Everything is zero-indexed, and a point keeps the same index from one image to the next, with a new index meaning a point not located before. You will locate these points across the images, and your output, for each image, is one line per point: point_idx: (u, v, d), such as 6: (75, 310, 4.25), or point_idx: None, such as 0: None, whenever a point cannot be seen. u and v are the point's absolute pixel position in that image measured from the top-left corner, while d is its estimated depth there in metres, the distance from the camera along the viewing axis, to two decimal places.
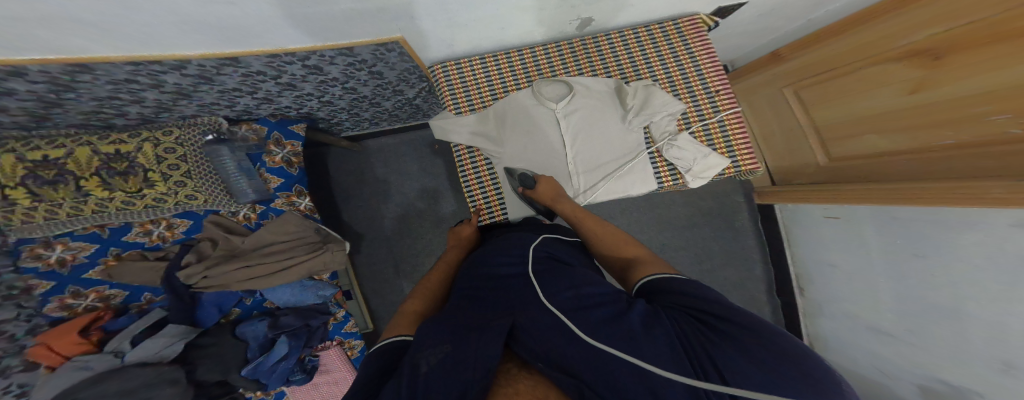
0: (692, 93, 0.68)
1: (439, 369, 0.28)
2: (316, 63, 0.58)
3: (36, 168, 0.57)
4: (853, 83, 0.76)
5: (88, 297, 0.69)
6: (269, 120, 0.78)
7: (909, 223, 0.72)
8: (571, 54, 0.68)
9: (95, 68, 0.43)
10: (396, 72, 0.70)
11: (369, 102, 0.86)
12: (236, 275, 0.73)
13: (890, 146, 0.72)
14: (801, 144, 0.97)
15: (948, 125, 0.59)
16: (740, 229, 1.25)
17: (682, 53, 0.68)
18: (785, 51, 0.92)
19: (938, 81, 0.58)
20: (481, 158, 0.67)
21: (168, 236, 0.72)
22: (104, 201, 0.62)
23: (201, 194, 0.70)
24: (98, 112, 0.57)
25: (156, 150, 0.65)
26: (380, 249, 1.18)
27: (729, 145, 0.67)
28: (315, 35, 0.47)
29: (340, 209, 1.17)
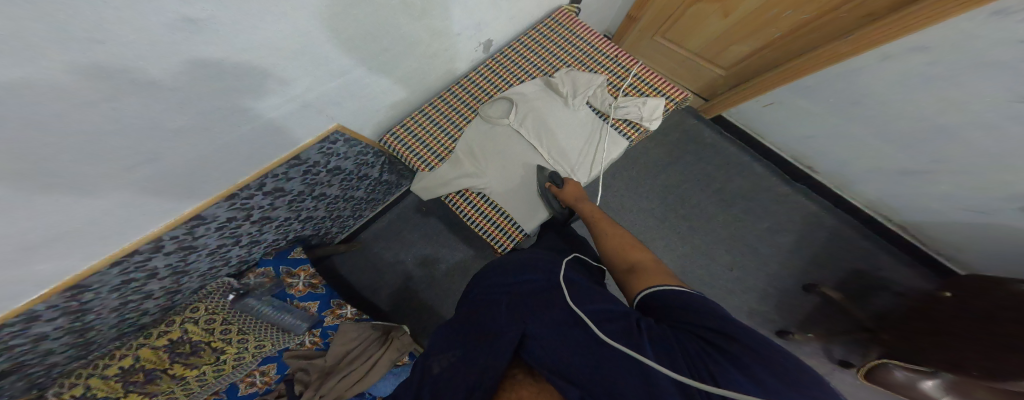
0: (599, 60, 0.76)
1: (445, 373, 0.36)
2: (275, 185, 0.61)
3: (124, 377, 0.58)
4: (693, 21, 1.04)
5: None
6: (269, 259, 0.79)
7: (821, 81, 0.91)
8: (491, 73, 0.74)
9: (91, 283, 0.44)
10: (352, 160, 0.74)
11: (341, 199, 0.89)
12: (344, 383, 0.68)
13: (748, 48, 1.00)
14: (698, 69, 1.21)
15: (771, 25, 0.88)
16: (716, 141, 1.31)
17: (570, 36, 0.78)
18: (634, 13, 1.18)
19: (743, 2, 0.86)
20: (472, 194, 0.68)
21: (268, 380, 0.68)
22: (198, 378, 0.60)
23: (266, 340, 0.68)
24: (128, 317, 0.58)
25: (201, 324, 0.66)
26: (423, 324, 1.14)
27: (654, 88, 0.72)
28: (263, 151, 0.51)
29: (367, 310, 1.14)
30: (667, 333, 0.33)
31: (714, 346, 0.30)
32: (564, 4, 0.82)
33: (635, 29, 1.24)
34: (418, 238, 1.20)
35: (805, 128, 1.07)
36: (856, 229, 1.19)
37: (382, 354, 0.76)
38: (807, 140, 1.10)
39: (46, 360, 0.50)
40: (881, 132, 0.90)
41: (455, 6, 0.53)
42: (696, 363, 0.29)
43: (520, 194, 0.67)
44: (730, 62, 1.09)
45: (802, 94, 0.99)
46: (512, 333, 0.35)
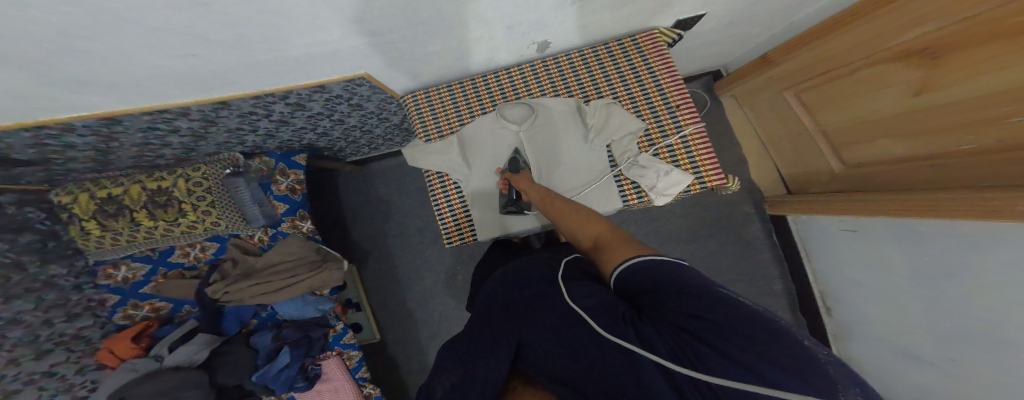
0: (653, 105, 0.66)
1: (451, 391, 0.28)
2: (297, 100, 0.67)
3: (104, 204, 0.78)
4: (853, 86, 0.80)
5: (145, 308, 0.85)
6: (276, 153, 0.91)
7: (935, 239, 0.70)
8: (533, 75, 0.70)
9: (123, 120, 0.58)
10: (374, 102, 0.77)
11: (361, 130, 0.95)
12: (250, 290, 0.80)
13: (907, 150, 0.74)
14: (812, 151, 1.00)
15: (966, 129, 0.60)
16: (752, 241, 1.20)
17: (640, 67, 0.68)
18: (772, 54, 0.98)
19: (939, 83, 0.61)
20: (450, 181, 0.68)
21: (201, 257, 0.86)
22: (152, 229, 0.79)
23: (222, 221, 0.82)
24: (145, 154, 0.75)
25: (187, 185, 0.81)
26: (383, 266, 1.25)
27: (693, 160, 0.63)
28: (287, 76, 0.55)
29: (350, 230, 1.27)
30: (646, 322, 0.28)
31: (690, 325, 0.26)
32: (662, 26, 0.71)
33: (765, 76, 1.04)
34: (419, 193, 1.26)
35: (869, 278, 0.88)
36: None
37: (303, 278, 0.84)
38: (867, 292, 0.90)
39: (65, 165, 0.71)
40: (941, 326, 0.72)
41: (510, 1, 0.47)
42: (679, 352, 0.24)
43: (487, 204, 0.67)
44: (860, 158, 0.87)
45: (901, 239, 0.78)
46: (507, 341, 0.31)
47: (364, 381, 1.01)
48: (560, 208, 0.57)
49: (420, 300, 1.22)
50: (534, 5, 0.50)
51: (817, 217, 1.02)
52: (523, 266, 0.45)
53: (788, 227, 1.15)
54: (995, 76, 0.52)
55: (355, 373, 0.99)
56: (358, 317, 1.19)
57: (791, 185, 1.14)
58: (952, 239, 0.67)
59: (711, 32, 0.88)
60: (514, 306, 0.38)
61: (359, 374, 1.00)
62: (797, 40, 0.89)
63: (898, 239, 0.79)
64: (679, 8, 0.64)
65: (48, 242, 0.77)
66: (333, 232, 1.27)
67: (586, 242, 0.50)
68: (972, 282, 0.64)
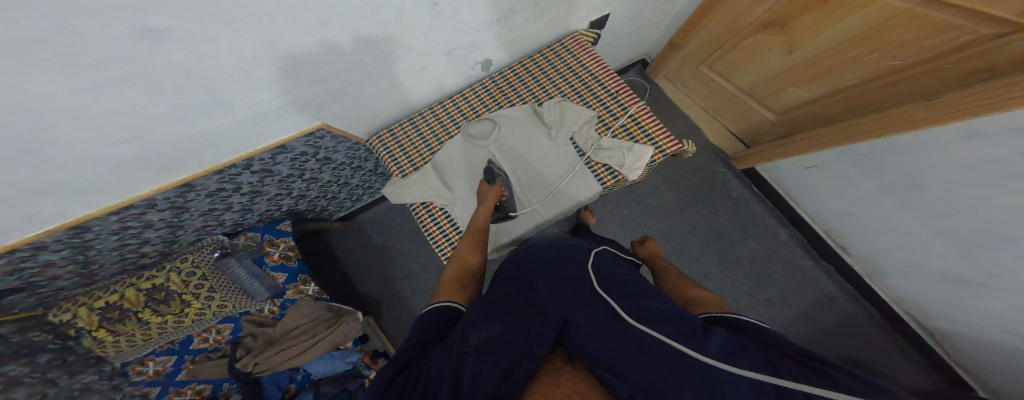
0: (597, 95, 0.72)
1: (488, 343, 0.28)
2: (262, 166, 0.67)
3: (105, 312, 0.69)
4: (745, 55, 0.97)
5: (187, 393, 0.77)
6: (260, 226, 0.90)
7: (877, 158, 0.79)
8: (485, 93, 0.74)
9: (89, 225, 0.55)
10: (341, 153, 0.78)
11: (337, 184, 0.95)
12: (277, 357, 0.77)
13: (808, 93, 0.89)
14: (744, 110, 1.13)
15: (841, 69, 0.77)
16: (740, 196, 1.24)
17: (576, 66, 0.74)
18: (678, 40, 1.16)
19: (803, 39, 0.78)
20: (436, 208, 0.69)
21: (220, 339, 0.81)
22: (162, 324, 0.73)
23: (229, 300, 0.79)
24: (127, 257, 0.72)
25: (181, 276, 0.77)
26: (393, 318, 1.18)
27: (647, 134, 0.68)
28: (245, 140, 0.55)
29: (349, 289, 1.20)
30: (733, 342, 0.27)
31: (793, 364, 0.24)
32: (581, 30, 0.79)
33: (679, 57, 1.21)
34: (410, 233, 1.24)
35: (853, 200, 0.94)
36: (882, 326, 1.06)
37: (324, 337, 0.82)
38: (856, 213, 0.95)
39: (53, 285, 0.63)
40: (936, 220, 0.76)
41: (441, 32, 0.52)
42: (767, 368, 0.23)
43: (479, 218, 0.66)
44: (782, 107, 1.01)
45: (850, 160, 0.86)
46: (552, 320, 0.32)
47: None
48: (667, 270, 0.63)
49: None
50: (464, 28, 0.55)
51: (778, 162, 1.09)
52: (554, 248, 0.48)
53: (763, 176, 1.20)
54: (864, 12, 0.63)
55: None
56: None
57: (744, 141, 1.23)
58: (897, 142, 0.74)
59: (628, 25, 0.99)
60: (557, 286, 0.39)
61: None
62: (690, 26, 1.08)
63: (853, 161, 0.86)
64: (589, 9, 0.73)
65: (68, 357, 0.65)
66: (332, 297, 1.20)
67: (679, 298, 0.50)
68: (932, 173, 0.70)
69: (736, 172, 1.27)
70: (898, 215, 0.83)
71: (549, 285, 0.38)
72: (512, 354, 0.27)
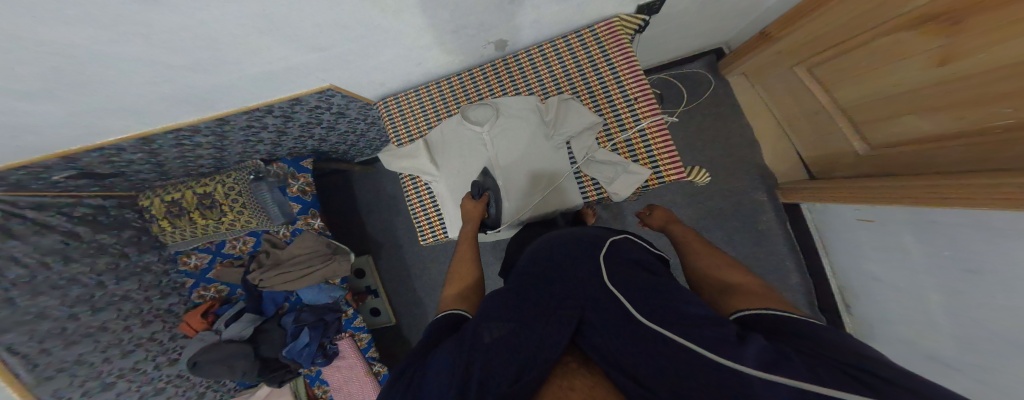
0: (612, 101, 0.65)
1: (500, 343, 0.33)
2: (284, 112, 0.73)
3: (171, 206, 1.04)
4: (870, 57, 0.69)
5: (211, 290, 1.12)
6: (287, 159, 1.07)
7: (949, 229, 0.66)
8: (495, 75, 0.71)
9: (156, 140, 0.71)
10: (354, 110, 0.82)
11: (356, 134, 1.02)
12: (278, 278, 0.99)
13: (940, 128, 0.64)
14: (834, 131, 0.90)
15: (1001, 100, 0.50)
16: (767, 233, 1.17)
17: (599, 60, 0.66)
18: (772, 30, 0.88)
19: (966, 47, 0.51)
20: (420, 182, 0.78)
21: (244, 248, 1.10)
22: (205, 225, 1.04)
23: (251, 219, 1.04)
24: (184, 158, 0.87)
25: (224, 191, 1.03)
26: (395, 257, 1.38)
27: (651, 155, 0.63)
28: (264, 93, 0.60)
29: (363, 223, 1.41)
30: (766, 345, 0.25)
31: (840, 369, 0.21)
32: (623, 13, 0.66)
33: (770, 49, 0.93)
34: None
35: (887, 270, 0.84)
36: None
37: (317, 269, 1.00)
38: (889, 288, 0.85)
39: (138, 180, 0.95)
40: (955, 321, 0.68)
41: (442, 9, 0.45)
42: (803, 372, 0.21)
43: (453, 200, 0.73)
44: (891, 137, 0.76)
45: (919, 230, 0.73)
46: (566, 320, 0.35)
47: (376, 361, 1.15)
48: (693, 244, 0.59)
49: (426, 288, 1.35)
50: (471, 9, 0.48)
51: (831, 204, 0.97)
52: (580, 239, 0.51)
53: (803, 216, 1.11)
54: (999, 53, 0.46)
55: (366, 353, 1.13)
56: (377, 302, 1.34)
57: (817, 170, 1.05)
58: (982, 234, 0.60)
59: (698, 11, 0.80)
60: (571, 288, 0.41)
61: (369, 354, 1.14)
62: (795, 12, 0.79)
63: (919, 230, 0.73)
64: None
65: (143, 237, 1.03)
66: (350, 226, 1.41)
67: (717, 285, 0.46)
68: (987, 280, 0.60)
69: (768, 206, 1.17)
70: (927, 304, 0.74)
71: (555, 290, 0.41)
72: (523, 356, 0.31)
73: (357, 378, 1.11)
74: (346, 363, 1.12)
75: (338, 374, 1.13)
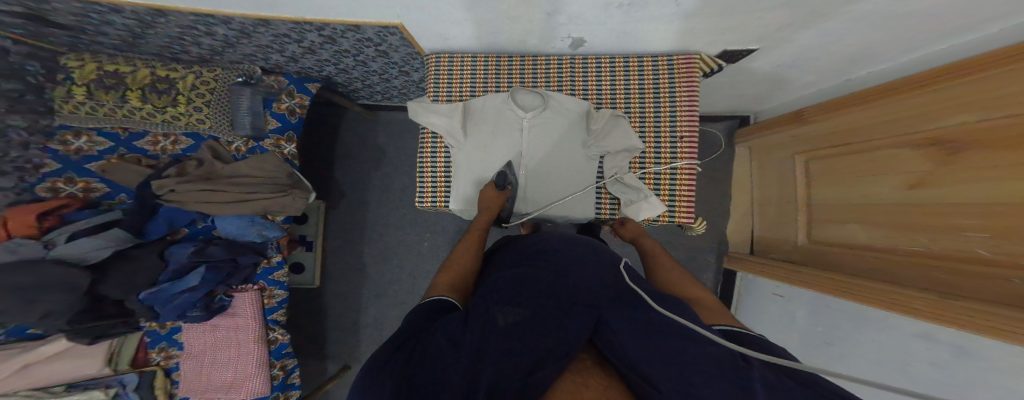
0: (659, 134, 0.70)
1: (513, 330, 0.34)
2: (330, 34, 0.66)
3: (104, 76, 0.83)
4: (865, 165, 0.79)
5: (77, 185, 0.85)
6: (292, 76, 0.95)
7: (837, 312, 0.79)
8: (557, 72, 0.71)
9: (166, 13, 0.61)
10: (400, 54, 0.76)
11: (379, 77, 0.94)
12: (197, 195, 0.85)
13: (866, 238, 0.78)
14: (789, 220, 1.06)
15: (926, 232, 0.63)
16: (701, 285, 1.34)
17: (664, 88, 0.70)
18: (808, 112, 0.96)
19: (942, 177, 0.61)
20: (442, 144, 0.73)
21: (168, 149, 0.91)
22: (137, 109, 0.86)
23: (207, 121, 0.91)
24: (180, 38, 0.73)
25: (194, 81, 0.88)
26: (353, 209, 1.33)
27: (672, 195, 0.70)
28: (320, 8, 0.55)
29: (335, 166, 1.32)
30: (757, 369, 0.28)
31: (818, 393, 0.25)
32: (706, 53, 0.69)
33: (790, 130, 1.03)
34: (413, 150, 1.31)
35: (774, 334, 1.02)
36: None
37: (260, 199, 0.89)
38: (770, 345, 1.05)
39: (93, 38, 0.76)
40: None
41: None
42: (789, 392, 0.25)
43: (473, 174, 0.71)
44: (826, 238, 0.91)
45: (815, 309, 0.87)
46: (579, 321, 0.35)
47: (275, 325, 1.06)
48: (659, 259, 0.66)
49: (385, 252, 1.32)
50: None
51: (759, 277, 1.13)
52: (575, 248, 0.53)
53: (734, 280, 1.29)
54: (967, 191, 0.55)
55: (269, 314, 1.04)
56: (302, 257, 1.29)
57: (754, 246, 1.22)
58: (846, 315, 0.76)
59: (760, 70, 0.85)
60: (579, 289, 0.42)
61: (271, 316, 1.04)
62: (834, 103, 0.87)
63: (815, 311, 0.87)
64: (725, 38, 0.61)
65: (25, 94, 0.76)
66: (323, 165, 1.32)
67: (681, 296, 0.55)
68: (836, 353, 0.77)
69: (713, 266, 1.34)
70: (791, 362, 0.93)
71: (561, 286, 0.42)
72: (541, 347, 0.31)
73: (233, 343, 0.99)
74: (229, 324, 0.99)
75: (213, 332, 0.99)
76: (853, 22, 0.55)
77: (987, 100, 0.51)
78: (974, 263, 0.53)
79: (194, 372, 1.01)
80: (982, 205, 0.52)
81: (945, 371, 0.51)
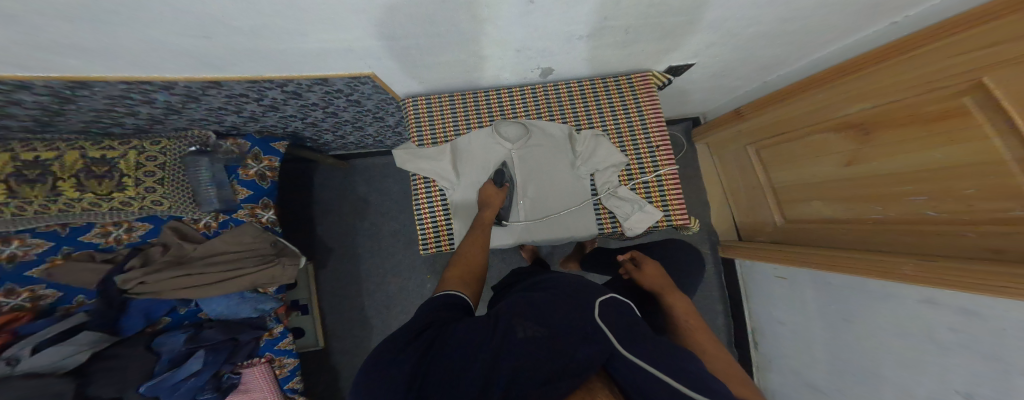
0: (637, 145, 0.74)
1: (529, 343, 0.31)
2: (296, 89, 0.64)
3: (23, 168, 0.69)
4: (803, 149, 0.89)
5: (20, 296, 0.70)
6: (254, 137, 0.91)
7: (841, 289, 0.84)
8: (532, 99, 0.74)
9: (92, 86, 0.54)
10: (374, 100, 0.75)
11: (352, 126, 0.92)
12: (172, 282, 0.74)
13: (833, 213, 0.85)
14: (763, 205, 1.13)
15: (877, 202, 0.70)
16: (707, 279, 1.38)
17: (631, 105, 0.75)
18: (744, 111, 1.07)
19: (868, 155, 0.69)
20: (436, 188, 0.71)
21: (122, 239, 0.80)
22: (74, 201, 0.73)
23: (166, 200, 0.79)
24: (108, 109, 0.66)
25: (140, 157, 0.78)
26: (345, 265, 1.23)
27: (664, 199, 0.73)
28: (291, 67, 0.54)
29: (316, 222, 1.24)
30: None
31: None
32: (657, 70, 0.76)
33: (735, 127, 1.14)
34: (397, 192, 1.26)
35: (791, 317, 1.06)
36: None
37: (248, 272, 0.79)
38: (790, 329, 1.07)
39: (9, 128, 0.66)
40: (836, 370, 0.87)
41: (523, 27, 0.48)
42: None
43: (469, 212, 0.70)
44: (796, 218, 0.99)
45: (818, 284, 0.92)
46: (596, 347, 0.30)
47: (292, 393, 0.95)
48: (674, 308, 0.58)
49: (382, 304, 1.21)
50: (545, 33, 0.51)
51: (757, 261, 1.18)
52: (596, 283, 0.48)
53: (736, 269, 1.33)
54: (895, 151, 0.63)
55: (285, 383, 0.92)
56: (301, 321, 1.15)
57: (741, 233, 1.29)
58: (849, 289, 0.82)
59: (707, 80, 0.95)
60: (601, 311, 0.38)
61: (287, 385, 0.93)
62: (768, 99, 0.95)
63: (819, 287, 0.92)
64: (676, 57, 0.68)
65: None
66: (301, 224, 1.23)
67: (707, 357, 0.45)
68: (856, 328, 0.80)
69: (713, 258, 1.39)
70: (812, 342, 0.96)
71: (581, 303, 0.39)
72: (555, 364, 0.28)
73: None
74: None
75: None
76: (774, 38, 0.64)
77: (883, 84, 0.62)
78: (928, 225, 0.60)
79: None
80: (909, 172, 0.61)
81: (966, 334, 0.54)
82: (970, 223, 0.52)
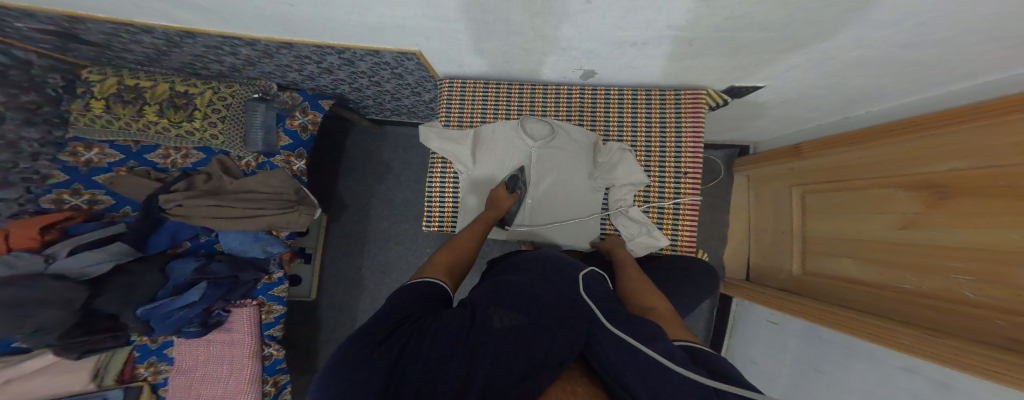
0: (663, 169, 0.72)
1: (506, 333, 0.31)
2: (350, 58, 0.66)
3: (126, 90, 0.81)
4: (861, 200, 0.80)
5: (82, 197, 0.82)
6: (307, 93, 0.95)
7: (829, 344, 0.81)
8: (566, 102, 0.72)
9: (196, 36, 0.61)
10: (415, 77, 0.76)
11: (390, 96, 0.94)
12: (204, 210, 0.83)
13: (859, 274, 0.79)
14: (784, 249, 1.07)
15: (913, 272, 0.65)
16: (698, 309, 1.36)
17: (670, 125, 0.71)
18: (806, 146, 0.99)
19: (927, 223, 0.63)
20: (451, 170, 0.73)
21: (178, 163, 0.89)
22: (151, 124, 0.82)
23: (221, 136, 0.86)
24: (206, 57, 0.73)
25: (212, 97, 0.85)
26: (357, 221, 1.30)
27: (675, 230, 0.72)
28: (346, 38, 0.56)
29: (339, 176, 1.30)
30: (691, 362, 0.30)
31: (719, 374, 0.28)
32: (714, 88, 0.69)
33: (789, 164, 1.06)
34: (419, 163, 1.30)
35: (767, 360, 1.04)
36: None
37: (271, 214, 0.87)
38: (761, 371, 1.06)
39: (118, 54, 0.75)
40: None
41: (574, 27, 0.46)
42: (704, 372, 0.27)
43: (478, 196, 0.72)
44: (812, 270, 0.95)
45: (808, 337, 0.89)
46: (573, 332, 0.33)
47: (271, 340, 1.03)
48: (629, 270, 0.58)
49: (385, 264, 1.29)
50: (595, 34, 0.49)
51: (754, 304, 1.15)
52: (563, 260, 0.49)
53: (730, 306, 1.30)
54: (949, 234, 0.57)
55: (266, 330, 1.01)
56: (302, 270, 1.25)
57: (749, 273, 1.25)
58: (835, 348, 0.79)
59: (762, 108, 0.88)
60: (559, 294, 0.39)
61: (268, 331, 1.02)
62: (834, 140, 0.88)
63: (807, 342, 0.89)
64: (734, 74, 0.62)
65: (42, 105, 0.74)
66: (326, 174, 1.30)
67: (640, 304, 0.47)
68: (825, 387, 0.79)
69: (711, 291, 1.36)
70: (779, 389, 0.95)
71: (538, 289, 0.39)
72: (532, 357, 0.28)
73: (228, 358, 0.96)
74: (227, 338, 0.96)
75: (207, 348, 0.97)
76: (848, 70, 0.58)
77: (976, 148, 0.55)
78: (957, 303, 0.55)
79: (181, 390, 0.97)
80: (958, 254, 0.56)
81: None
82: (1004, 312, 0.47)
